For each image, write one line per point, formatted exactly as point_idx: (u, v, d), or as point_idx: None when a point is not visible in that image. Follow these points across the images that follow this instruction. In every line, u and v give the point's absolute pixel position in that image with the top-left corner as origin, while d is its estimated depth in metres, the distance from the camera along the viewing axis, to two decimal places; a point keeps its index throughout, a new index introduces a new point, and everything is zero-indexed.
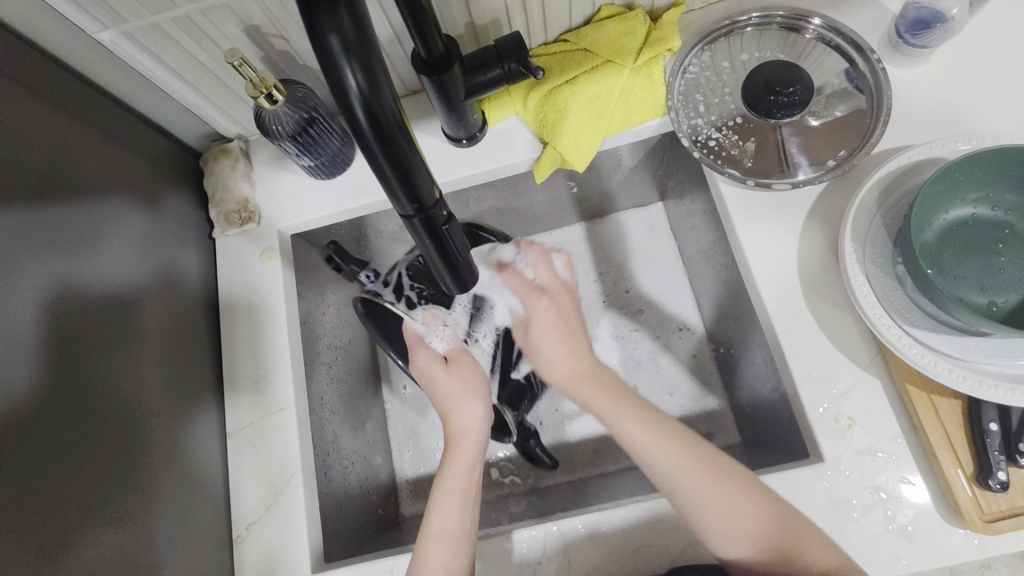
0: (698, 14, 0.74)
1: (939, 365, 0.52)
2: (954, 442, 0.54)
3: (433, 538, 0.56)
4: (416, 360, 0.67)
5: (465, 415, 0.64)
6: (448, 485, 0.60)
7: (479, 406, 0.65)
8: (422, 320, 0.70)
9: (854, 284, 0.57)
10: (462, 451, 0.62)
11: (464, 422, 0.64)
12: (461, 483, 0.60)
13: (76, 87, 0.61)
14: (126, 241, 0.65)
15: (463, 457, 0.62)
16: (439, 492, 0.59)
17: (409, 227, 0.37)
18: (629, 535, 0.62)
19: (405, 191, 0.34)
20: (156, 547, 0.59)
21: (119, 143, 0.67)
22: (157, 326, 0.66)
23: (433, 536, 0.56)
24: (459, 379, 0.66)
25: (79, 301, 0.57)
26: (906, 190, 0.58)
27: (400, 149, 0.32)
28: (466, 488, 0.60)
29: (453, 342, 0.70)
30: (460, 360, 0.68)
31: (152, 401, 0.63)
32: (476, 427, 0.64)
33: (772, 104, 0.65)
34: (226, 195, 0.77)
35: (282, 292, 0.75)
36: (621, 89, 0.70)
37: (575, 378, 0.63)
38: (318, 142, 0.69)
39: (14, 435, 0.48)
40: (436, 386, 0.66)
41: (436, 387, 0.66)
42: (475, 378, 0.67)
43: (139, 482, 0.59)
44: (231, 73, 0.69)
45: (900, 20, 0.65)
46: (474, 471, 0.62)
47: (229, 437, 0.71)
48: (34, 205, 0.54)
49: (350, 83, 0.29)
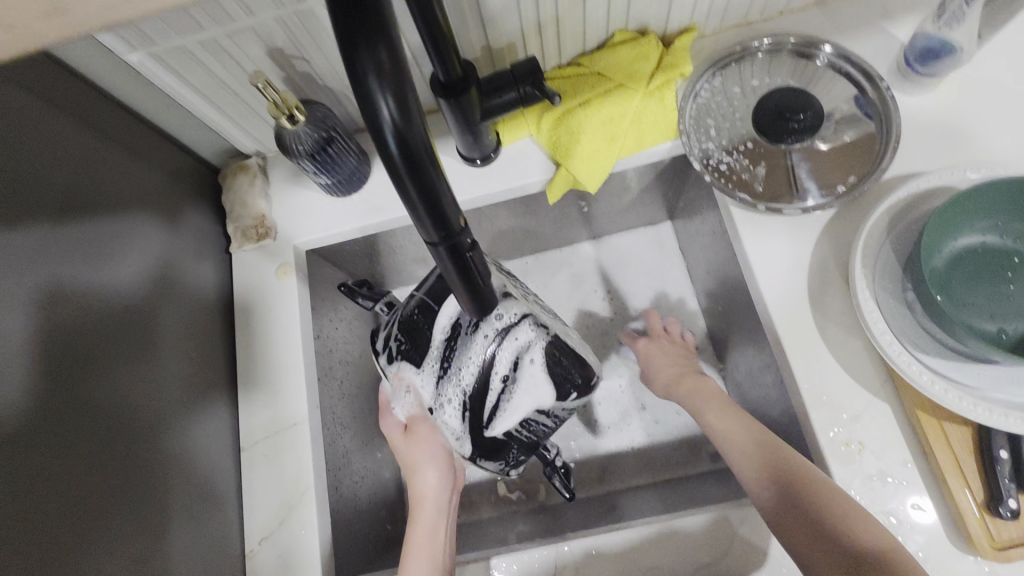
0: (709, 40, 0.75)
1: (949, 392, 0.53)
2: (965, 469, 0.54)
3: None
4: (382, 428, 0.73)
5: (423, 483, 0.71)
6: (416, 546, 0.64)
7: (435, 474, 0.71)
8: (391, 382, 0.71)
9: (864, 310, 0.57)
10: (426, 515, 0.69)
11: (422, 488, 0.70)
12: (428, 549, 0.64)
13: (100, 107, 0.63)
14: (148, 256, 0.66)
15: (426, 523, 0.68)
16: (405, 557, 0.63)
17: (433, 252, 0.39)
18: (637, 555, 0.62)
19: (433, 219, 0.35)
20: (170, 563, 0.59)
21: (142, 160, 0.69)
22: (174, 340, 0.67)
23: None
24: (418, 447, 0.71)
25: (103, 313, 0.58)
26: (916, 217, 0.59)
27: (430, 178, 0.33)
28: (432, 547, 0.65)
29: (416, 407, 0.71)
30: (419, 429, 0.71)
31: (168, 415, 0.63)
32: (433, 494, 0.71)
33: (783, 129, 0.66)
34: (243, 212, 0.78)
35: (297, 307, 0.76)
36: (633, 112, 0.71)
37: (672, 379, 0.77)
38: (335, 161, 0.71)
39: (38, 447, 0.48)
40: (400, 452, 0.72)
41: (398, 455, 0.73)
42: (433, 444, 0.72)
43: (157, 493, 0.59)
44: (252, 92, 0.70)
45: (909, 48, 0.66)
46: (438, 533, 0.67)
47: (243, 451, 0.72)
48: (59, 222, 0.55)
49: (385, 114, 0.30)
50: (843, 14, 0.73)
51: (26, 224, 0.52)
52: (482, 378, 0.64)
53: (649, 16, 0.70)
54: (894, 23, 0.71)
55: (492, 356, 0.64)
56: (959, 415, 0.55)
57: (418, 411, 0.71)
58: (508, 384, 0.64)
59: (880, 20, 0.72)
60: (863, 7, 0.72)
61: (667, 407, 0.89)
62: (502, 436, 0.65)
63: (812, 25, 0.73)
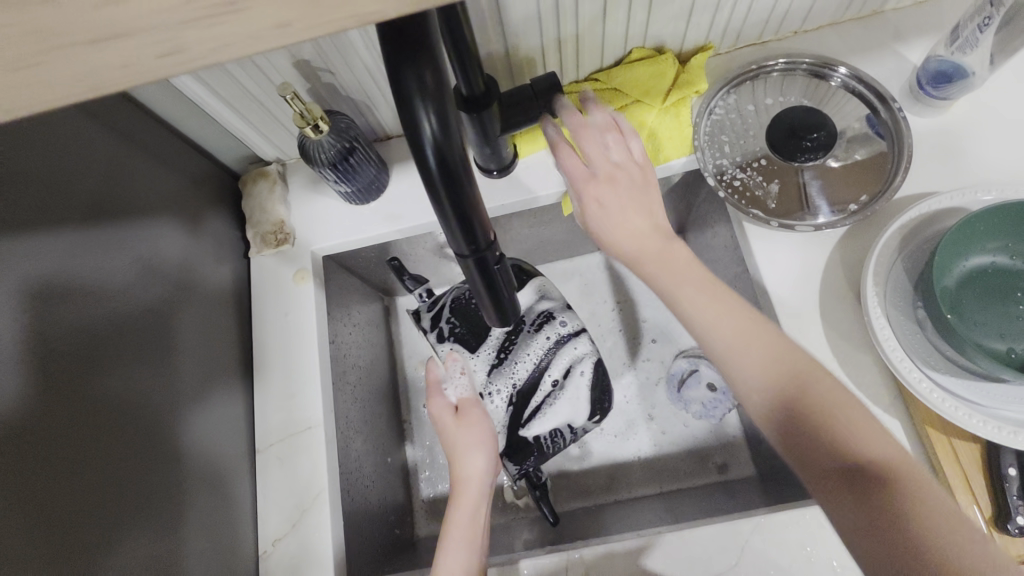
0: (724, 59, 0.77)
1: (960, 411, 0.53)
2: (973, 486, 0.55)
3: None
4: (429, 409, 0.69)
5: (470, 466, 0.64)
6: (452, 540, 0.58)
7: (483, 457, 0.64)
8: (444, 362, 0.72)
9: (875, 327, 0.58)
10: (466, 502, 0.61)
11: (468, 472, 0.63)
12: (466, 541, 0.58)
13: (128, 113, 0.65)
14: (170, 260, 0.68)
15: (465, 512, 0.60)
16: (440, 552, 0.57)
17: (461, 263, 0.40)
18: (646, 566, 0.62)
19: (463, 231, 0.36)
20: (186, 563, 0.60)
21: (166, 165, 0.70)
22: (194, 343, 0.68)
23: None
24: (466, 431, 0.66)
25: (127, 315, 0.59)
26: (928, 236, 0.61)
27: (465, 193, 0.34)
28: (470, 541, 0.58)
29: (468, 392, 0.70)
30: (470, 413, 0.68)
31: (188, 416, 0.65)
32: (479, 479, 0.63)
33: (796, 147, 0.68)
34: (263, 217, 0.80)
35: (313, 312, 0.77)
36: (649, 128, 0.73)
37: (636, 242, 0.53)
38: (355, 170, 0.72)
39: (67, 446, 0.50)
40: (445, 435, 0.67)
41: (444, 438, 0.67)
42: (482, 429, 0.66)
43: (175, 494, 0.60)
44: (276, 101, 0.72)
45: (922, 71, 0.67)
46: (478, 524, 0.60)
47: (258, 453, 0.73)
48: (87, 225, 0.57)
49: (427, 131, 0.32)
50: (856, 36, 0.74)
51: (55, 227, 0.53)
52: (533, 378, 0.72)
53: (667, 34, 0.71)
54: (906, 46, 0.73)
55: (545, 361, 0.73)
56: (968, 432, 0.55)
57: (470, 397, 0.69)
58: (556, 391, 0.72)
59: (892, 43, 0.73)
60: (875, 30, 0.74)
61: (675, 418, 0.90)
62: (535, 437, 0.71)
63: (826, 46, 0.75)
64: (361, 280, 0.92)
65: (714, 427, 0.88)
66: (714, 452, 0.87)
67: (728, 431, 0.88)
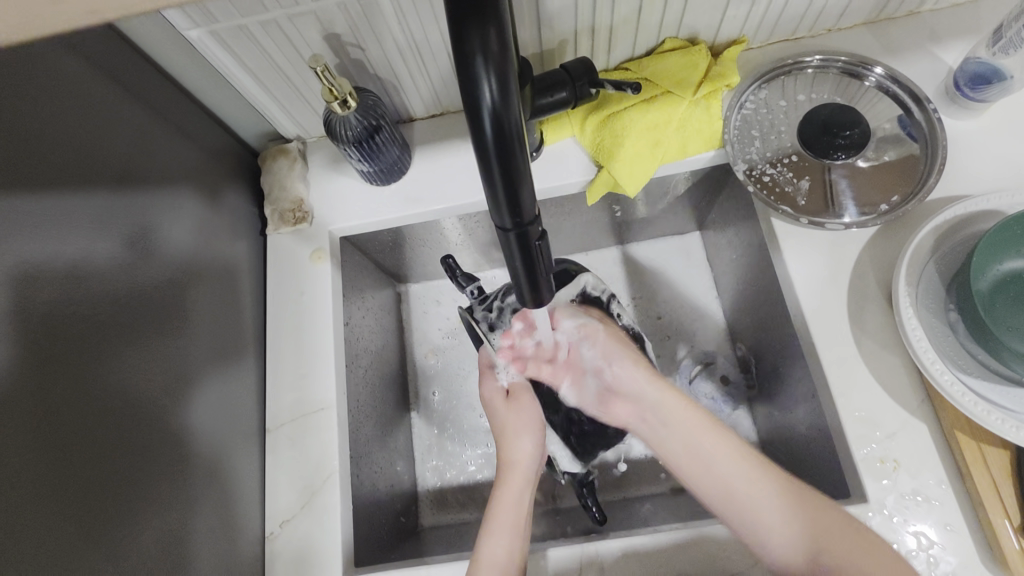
0: (756, 53, 0.76)
1: (992, 415, 0.52)
2: (1002, 492, 0.54)
3: (487, 567, 0.57)
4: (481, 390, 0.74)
5: (517, 449, 0.68)
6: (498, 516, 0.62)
7: (530, 441, 0.68)
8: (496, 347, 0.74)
9: (907, 327, 0.57)
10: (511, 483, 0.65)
11: (515, 454, 0.67)
12: (510, 520, 0.61)
13: (153, 81, 0.64)
14: (189, 232, 0.67)
15: (512, 493, 0.64)
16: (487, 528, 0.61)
17: (502, 239, 0.39)
18: (660, 561, 0.61)
19: (510, 204, 0.35)
20: (193, 539, 0.59)
21: (188, 137, 0.69)
22: (208, 317, 0.67)
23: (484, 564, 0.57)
24: (517, 418, 0.70)
25: (142, 286, 0.58)
26: (963, 238, 0.60)
27: (516, 162, 0.33)
28: (513, 520, 0.62)
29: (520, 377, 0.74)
30: (521, 396, 0.71)
31: (200, 390, 0.63)
32: (525, 462, 0.67)
33: (829, 144, 0.67)
34: (282, 194, 0.79)
35: (330, 292, 0.76)
36: (679, 119, 0.71)
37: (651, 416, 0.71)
38: (380, 150, 0.71)
39: (80, 413, 0.49)
40: (497, 416, 0.72)
41: (496, 420, 0.71)
42: (531, 414, 0.70)
43: (185, 470, 0.59)
44: (303, 75, 0.71)
45: (959, 72, 0.67)
46: (522, 505, 0.64)
47: (268, 433, 0.72)
48: (106, 191, 0.56)
49: (486, 95, 0.31)
50: (891, 36, 0.73)
51: (74, 189, 0.52)
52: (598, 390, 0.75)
53: (701, 25, 0.70)
54: (942, 47, 0.72)
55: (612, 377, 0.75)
56: (998, 437, 0.55)
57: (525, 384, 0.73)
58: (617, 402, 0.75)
59: (928, 43, 0.72)
60: (910, 30, 0.73)
61: None
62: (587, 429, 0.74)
63: (860, 44, 0.74)
64: (375, 264, 0.90)
65: (728, 427, 0.87)
66: None
67: (741, 432, 0.87)
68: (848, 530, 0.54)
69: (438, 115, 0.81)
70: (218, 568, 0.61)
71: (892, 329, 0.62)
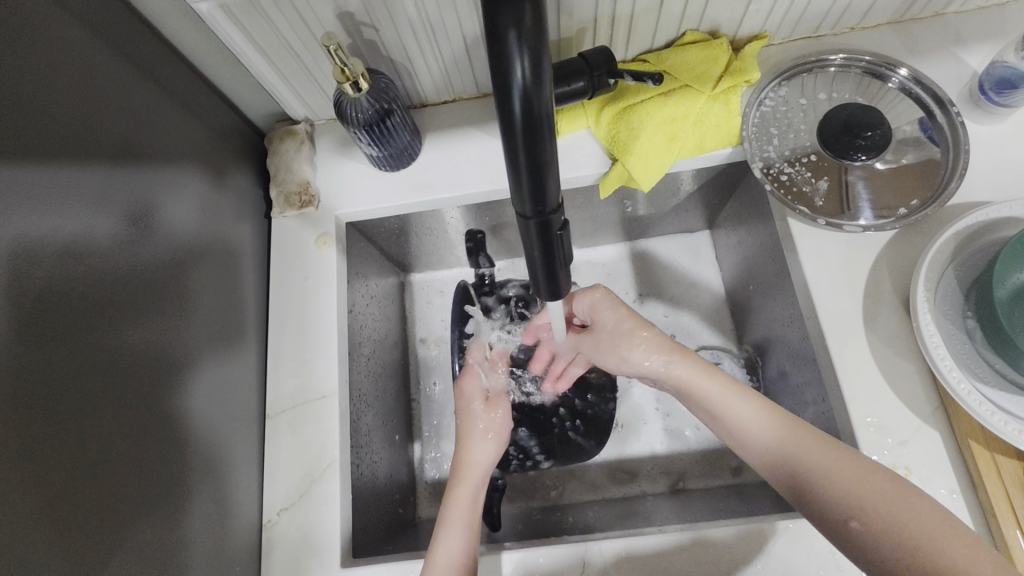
0: (776, 50, 0.74)
1: (1009, 425, 0.51)
2: (1016, 503, 0.53)
3: (444, 560, 0.56)
4: (461, 385, 0.72)
5: (478, 451, 0.66)
6: (453, 515, 0.60)
7: (493, 445, 0.67)
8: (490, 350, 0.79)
9: (923, 332, 0.56)
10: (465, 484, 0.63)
11: (476, 456, 0.66)
12: (464, 519, 0.60)
13: (160, 54, 0.62)
14: (192, 212, 0.65)
15: (467, 492, 0.63)
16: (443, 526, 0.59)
17: (522, 227, 0.37)
18: (662, 563, 0.60)
19: (533, 190, 0.34)
20: (187, 525, 0.57)
21: (193, 113, 0.67)
22: (209, 300, 0.66)
23: (440, 562, 0.55)
24: (491, 421, 0.69)
25: (144, 264, 0.57)
26: (983, 245, 0.59)
27: (543, 145, 0.32)
28: (467, 518, 0.60)
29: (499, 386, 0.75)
30: (499, 401, 0.71)
31: (199, 373, 0.62)
32: (486, 464, 0.66)
33: (850, 145, 0.65)
34: (288, 176, 0.77)
35: (335, 278, 0.75)
36: (696, 114, 0.70)
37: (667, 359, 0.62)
38: (390, 134, 0.70)
39: (76, 393, 0.47)
40: (467, 412, 0.70)
41: (467, 416, 0.70)
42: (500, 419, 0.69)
43: (182, 454, 0.58)
44: (314, 55, 0.69)
45: (985, 76, 0.65)
46: (477, 505, 0.62)
47: (267, 419, 0.71)
48: (109, 164, 0.54)
49: (517, 74, 0.30)
50: (915, 37, 0.72)
51: (75, 161, 0.50)
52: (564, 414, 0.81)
53: (723, 19, 0.69)
54: (967, 50, 0.71)
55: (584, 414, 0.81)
56: (1014, 448, 0.54)
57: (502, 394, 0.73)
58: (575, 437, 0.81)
59: (951, 45, 0.71)
60: (934, 32, 0.72)
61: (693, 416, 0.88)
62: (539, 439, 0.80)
63: (883, 44, 0.72)
64: (381, 252, 0.89)
65: None
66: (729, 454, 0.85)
67: None
68: (868, 472, 0.48)
69: (450, 101, 0.80)
70: (214, 555, 0.60)
71: (907, 335, 0.61)
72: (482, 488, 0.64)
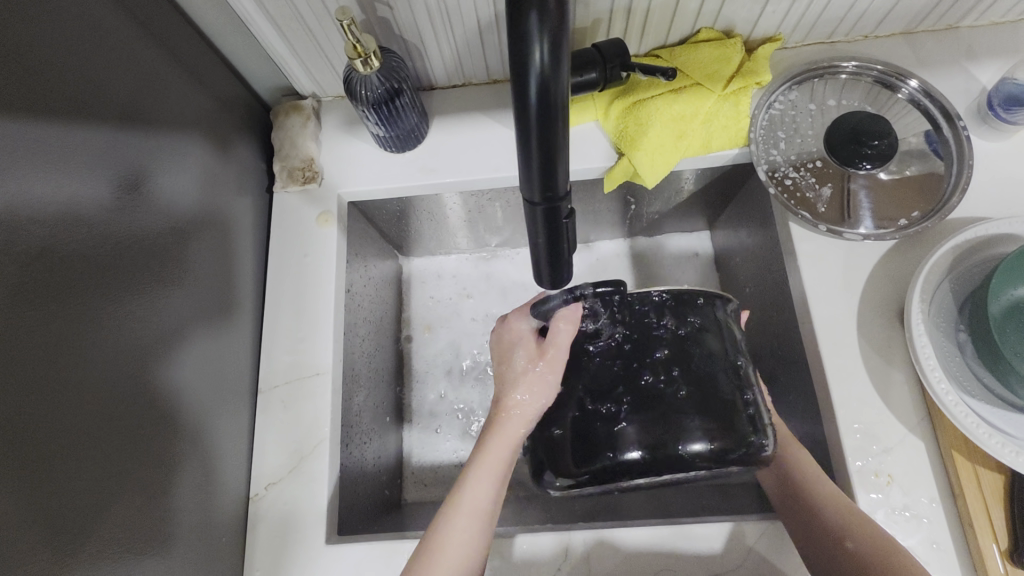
0: (790, 53, 0.74)
1: (992, 438, 0.52)
2: (993, 515, 0.54)
3: (465, 513, 0.55)
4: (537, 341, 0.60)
5: (524, 402, 0.59)
6: (485, 468, 0.58)
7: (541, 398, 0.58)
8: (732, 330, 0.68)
9: (915, 343, 0.57)
10: (513, 429, 0.59)
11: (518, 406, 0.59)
12: (497, 474, 0.58)
13: (167, 19, 0.61)
14: (193, 182, 0.64)
15: (501, 443, 0.59)
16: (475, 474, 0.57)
17: (528, 212, 0.37)
18: (643, 557, 0.60)
19: (543, 177, 0.34)
20: (172, 495, 0.57)
21: (200, 83, 0.67)
22: (207, 270, 0.65)
23: (464, 511, 0.56)
24: (525, 374, 0.59)
25: (142, 230, 0.56)
26: (980, 259, 0.59)
27: (555, 132, 0.32)
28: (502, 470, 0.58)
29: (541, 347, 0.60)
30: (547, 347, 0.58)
31: (193, 341, 0.62)
32: (529, 415, 0.59)
33: (855, 154, 0.65)
34: (293, 151, 0.77)
35: (334, 256, 0.75)
36: (705, 113, 0.70)
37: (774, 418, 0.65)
38: (397, 115, 0.69)
39: (67, 355, 0.47)
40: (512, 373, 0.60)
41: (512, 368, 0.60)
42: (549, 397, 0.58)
43: (172, 424, 0.58)
44: (326, 29, 0.68)
45: (994, 92, 0.66)
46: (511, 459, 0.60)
47: (259, 395, 0.71)
48: (109, 128, 0.53)
49: (535, 58, 0.29)
50: (927, 49, 0.72)
51: (73, 123, 0.49)
52: (631, 432, 0.50)
53: (739, 18, 0.68)
54: (978, 65, 0.71)
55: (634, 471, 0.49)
56: (995, 461, 0.55)
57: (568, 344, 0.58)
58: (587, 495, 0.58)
59: (963, 59, 0.71)
60: (947, 45, 0.72)
61: None
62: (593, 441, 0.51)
63: (895, 54, 0.73)
64: (380, 234, 0.89)
65: None
66: None
67: None
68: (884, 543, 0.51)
69: (460, 85, 0.79)
70: (198, 528, 0.60)
71: (898, 344, 0.62)
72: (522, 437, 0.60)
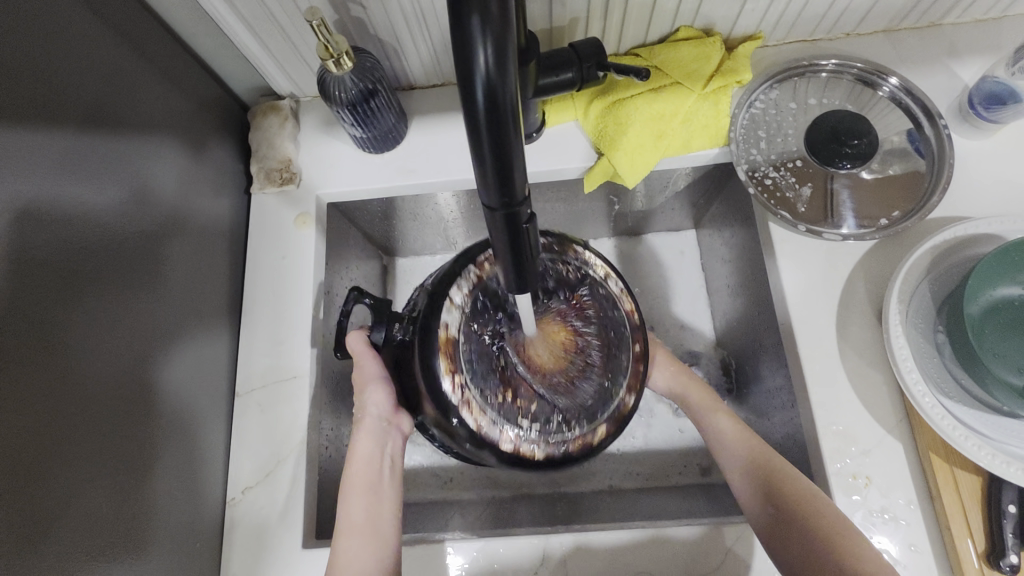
0: (771, 51, 0.74)
1: (969, 440, 0.52)
2: (970, 517, 0.54)
3: (348, 532, 0.56)
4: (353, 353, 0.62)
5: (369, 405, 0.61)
6: (357, 481, 0.59)
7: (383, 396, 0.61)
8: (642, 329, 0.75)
9: (893, 344, 0.57)
10: (367, 437, 0.61)
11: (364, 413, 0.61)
12: (367, 485, 0.59)
13: (139, 21, 0.61)
14: (167, 184, 0.64)
15: (366, 451, 0.60)
16: (351, 490, 0.58)
17: (488, 218, 0.37)
18: (620, 559, 0.60)
19: (498, 182, 0.33)
20: (146, 502, 0.56)
21: (175, 85, 0.66)
22: (181, 274, 0.65)
23: (347, 532, 0.56)
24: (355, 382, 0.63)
25: (112, 233, 0.55)
26: (959, 259, 0.59)
27: (507, 136, 0.31)
28: (375, 478, 0.60)
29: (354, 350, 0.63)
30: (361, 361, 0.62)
31: (168, 346, 0.61)
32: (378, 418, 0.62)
33: (835, 152, 0.65)
34: (270, 153, 0.76)
35: (313, 258, 0.74)
36: (686, 112, 0.69)
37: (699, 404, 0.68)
38: (374, 115, 0.69)
39: (38, 358, 0.46)
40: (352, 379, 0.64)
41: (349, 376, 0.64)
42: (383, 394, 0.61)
43: (146, 430, 0.57)
44: (300, 28, 0.67)
45: (975, 90, 0.65)
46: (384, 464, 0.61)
47: (237, 398, 0.70)
48: (77, 130, 0.52)
49: (481, 62, 0.29)
50: (909, 47, 0.72)
51: (43, 125, 0.48)
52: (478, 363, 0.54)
53: (718, 16, 0.68)
54: (960, 62, 0.70)
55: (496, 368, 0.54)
56: (973, 463, 0.54)
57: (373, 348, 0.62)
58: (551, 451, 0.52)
59: (945, 57, 0.71)
60: (930, 43, 0.71)
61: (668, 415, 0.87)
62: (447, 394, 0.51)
63: (877, 52, 0.72)
64: (363, 235, 0.88)
65: None
66: (701, 452, 0.83)
67: None
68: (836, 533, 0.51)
69: (439, 85, 0.79)
70: (172, 535, 0.59)
71: (877, 345, 0.62)
72: (390, 441, 0.62)
